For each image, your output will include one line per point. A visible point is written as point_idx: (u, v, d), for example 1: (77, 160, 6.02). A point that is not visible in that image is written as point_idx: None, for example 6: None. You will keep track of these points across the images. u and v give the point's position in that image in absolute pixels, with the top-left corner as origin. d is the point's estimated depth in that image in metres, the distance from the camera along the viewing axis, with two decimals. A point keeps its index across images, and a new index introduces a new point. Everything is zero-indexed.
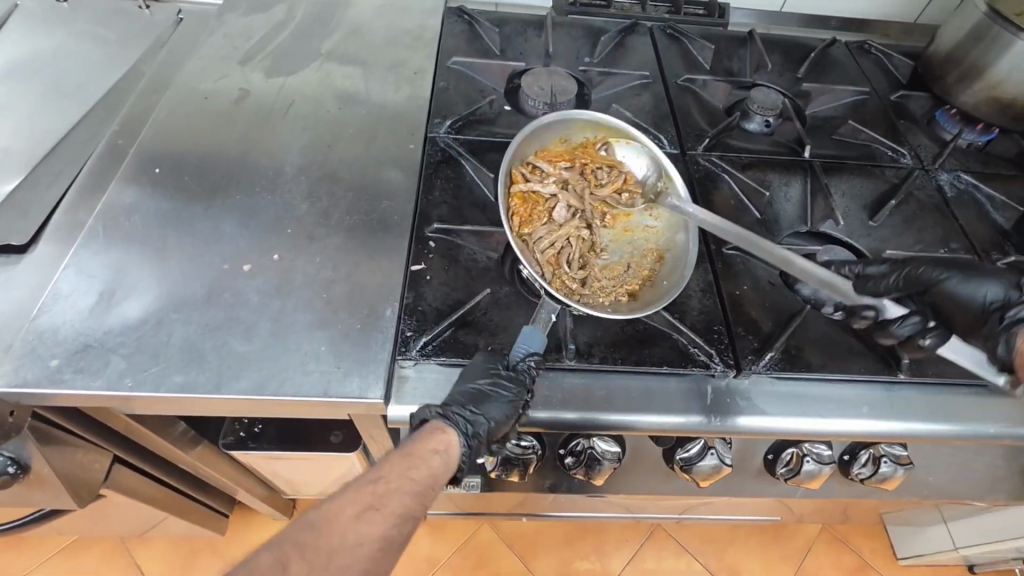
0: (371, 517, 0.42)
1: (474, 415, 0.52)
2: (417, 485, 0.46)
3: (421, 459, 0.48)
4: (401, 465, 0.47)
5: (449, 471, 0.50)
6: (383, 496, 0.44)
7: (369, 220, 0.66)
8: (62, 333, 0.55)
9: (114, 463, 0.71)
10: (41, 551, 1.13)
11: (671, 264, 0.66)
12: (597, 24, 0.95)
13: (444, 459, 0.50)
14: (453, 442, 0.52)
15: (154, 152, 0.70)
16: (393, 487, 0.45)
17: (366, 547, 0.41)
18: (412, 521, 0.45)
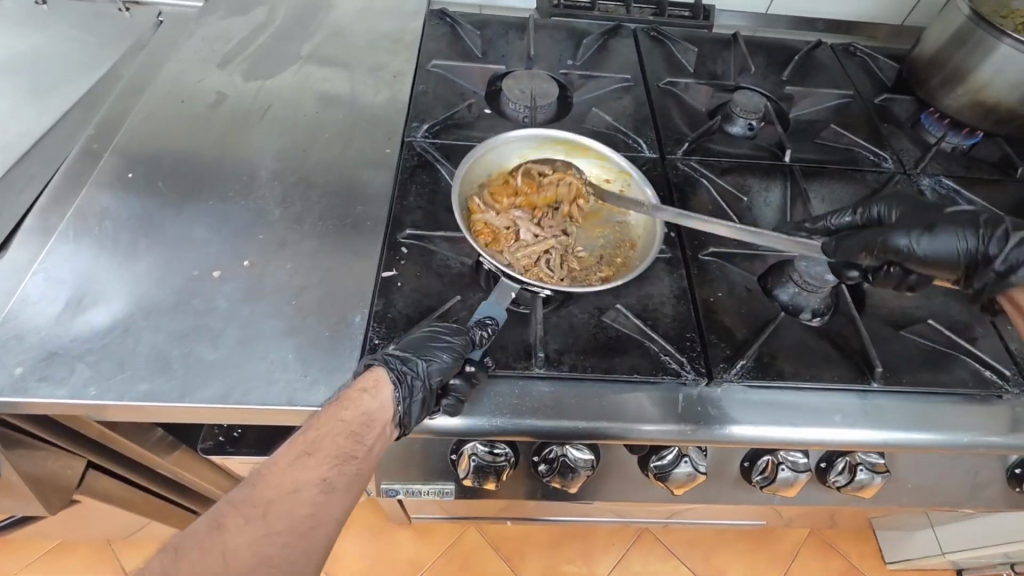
0: (303, 462, 0.47)
1: (412, 355, 0.53)
2: (350, 428, 0.49)
3: (358, 401, 0.51)
4: (334, 412, 0.50)
5: (390, 411, 0.51)
6: (315, 442, 0.48)
7: (343, 226, 0.66)
8: (28, 341, 0.55)
9: (88, 469, 0.71)
10: (26, 554, 1.12)
11: (644, 248, 0.68)
12: (580, 26, 0.95)
13: (378, 399, 0.51)
14: (387, 382, 0.52)
15: (128, 156, 0.70)
16: (325, 432, 0.49)
17: (304, 491, 0.46)
18: (350, 460, 0.48)
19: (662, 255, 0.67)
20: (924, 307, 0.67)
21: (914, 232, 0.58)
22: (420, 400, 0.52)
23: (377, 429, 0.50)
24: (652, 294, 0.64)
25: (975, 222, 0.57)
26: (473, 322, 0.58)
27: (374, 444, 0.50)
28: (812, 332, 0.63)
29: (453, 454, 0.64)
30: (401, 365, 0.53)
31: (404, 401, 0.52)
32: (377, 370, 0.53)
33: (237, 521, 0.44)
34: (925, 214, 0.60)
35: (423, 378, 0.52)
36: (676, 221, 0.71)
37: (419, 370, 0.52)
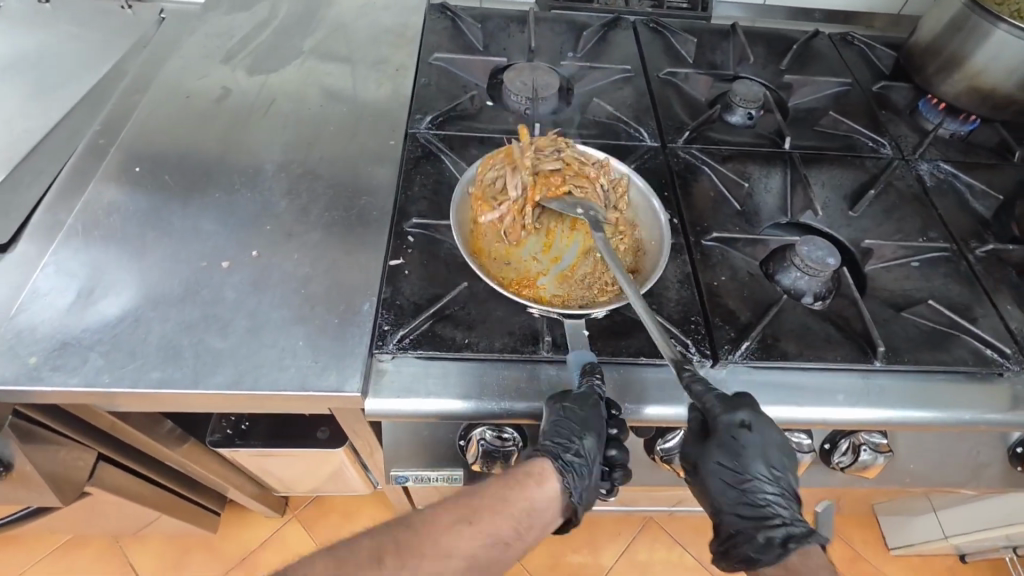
0: (463, 529, 0.49)
1: (568, 439, 0.52)
2: (513, 512, 0.50)
3: (524, 486, 0.52)
4: (503, 489, 0.52)
5: (564, 502, 0.53)
6: (477, 512, 0.50)
7: (349, 217, 0.67)
8: (40, 331, 0.55)
9: (99, 461, 0.71)
10: (34, 551, 1.12)
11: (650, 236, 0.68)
12: (580, 19, 0.96)
13: (547, 491, 0.52)
14: (554, 474, 0.53)
15: (134, 151, 0.70)
16: (488, 507, 0.50)
17: (453, 560, 0.47)
18: (501, 546, 0.49)
19: None
20: (924, 289, 0.68)
21: (696, 456, 0.54)
22: (588, 480, 0.54)
23: (540, 520, 0.51)
24: (656, 278, 0.64)
25: (733, 491, 0.53)
26: (578, 379, 0.54)
27: (534, 532, 0.51)
28: (814, 314, 0.64)
29: (460, 439, 0.62)
30: (565, 455, 0.52)
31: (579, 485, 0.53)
32: (544, 462, 0.53)
33: (394, 560, 0.46)
34: (703, 451, 0.53)
35: (587, 459, 0.53)
36: (678, 208, 0.71)
37: (584, 454, 0.53)
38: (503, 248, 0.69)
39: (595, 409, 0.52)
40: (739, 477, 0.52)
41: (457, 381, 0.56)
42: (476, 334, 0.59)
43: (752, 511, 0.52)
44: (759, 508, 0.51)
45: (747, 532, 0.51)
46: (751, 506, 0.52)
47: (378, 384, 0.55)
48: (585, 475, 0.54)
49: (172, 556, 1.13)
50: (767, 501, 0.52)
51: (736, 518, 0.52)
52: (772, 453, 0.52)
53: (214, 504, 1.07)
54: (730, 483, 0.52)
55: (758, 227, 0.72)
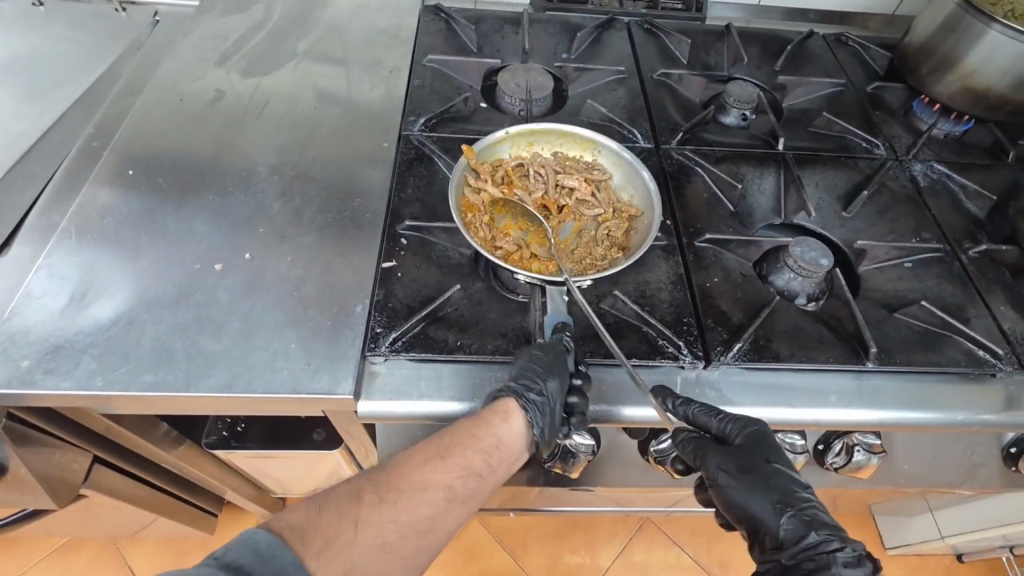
0: (438, 466, 0.48)
1: (533, 379, 0.53)
2: (483, 446, 0.51)
3: (491, 423, 0.52)
4: (469, 430, 0.51)
5: (522, 436, 0.54)
6: (448, 448, 0.50)
7: (342, 219, 0.67)
8: (33, 334, 0.55)
9: (94, 464, 0.71)
10: (31, 554, 1.12)
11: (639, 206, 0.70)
12: (574, 20, 0.96)
13: (510, 428, 0.53)
14: (519, 411, 0.54)
15: (128, 153, 0.70)
16: (458, 441, 0.50)
17: (430, 492, 0.47)
18: (474, 477, 0.50)
19: (658, 242, 0.68)
20: (917, 289, 0.68)
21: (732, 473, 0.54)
22: (548, 419, 0.56)
23: (505, 451, 0.52)
24: (649, 281, 0.64)
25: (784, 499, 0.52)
26: (549, 334, 0.58)
27: (501, 466, 0.52)
28: (807, 315, 0.64)
29: None
30: (528, 394, 0.53)
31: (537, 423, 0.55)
32: (506, 400, 0.53)
33: (371, 497, 0.45)
34: (759, 455, 0.53)
35: (549, 399, 0.54)
36: (672, 209, 0.71)
37: (546, 395, 0.53)
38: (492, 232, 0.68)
39: (559, 355, 0.55)
40: (788, 484, 0.52)
41: (450, 383, 0.56)
42: (469, 336, 0.59)
43: (816, 518, 0.50)
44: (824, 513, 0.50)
45: (823, 536, 0.48)
46: (816, 511, 0.50)
47: (371, 386, 0.55)
48: (546, 412, 0.55)
49: (170, 559, 1.13)
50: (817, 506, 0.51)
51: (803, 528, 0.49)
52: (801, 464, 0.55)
53: (211, 505, 1.07)
54: (791, 487, 0.52)
55: (751, 228, 0.72)
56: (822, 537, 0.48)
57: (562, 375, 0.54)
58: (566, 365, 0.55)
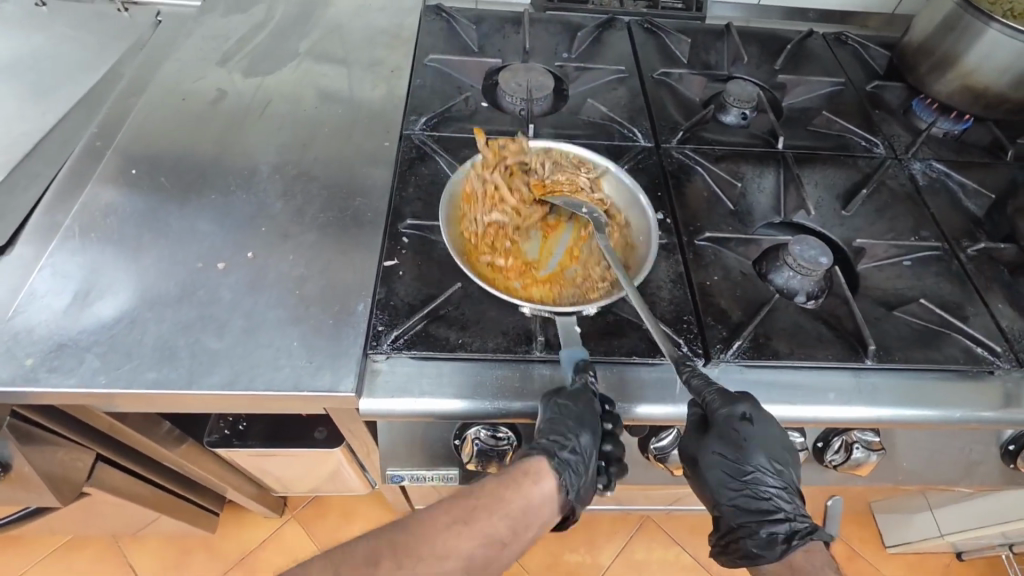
0: (460, 531, 0.46)
1: (566, 437, 0.52)
2: (508, 511, 0.48)
3: (521, 483, 0.51)
4: (501, 487, 0.50)
5: (557, 500, 0.52)
6: (474, 513, 0.47)
7: (343, 217, 0.68)
8: (37, 333, 0.56)
9: (97, 462, 0.72)
10: (34, 552, 1.13)
11: (637, 224, 0.70)
12: (575, 20, 0.96)
13: (542, 489, 0.51)
14: (553, 472, 0.52)
15: (131, 153, 0.71)
16: (485, 506, 0.48)
17: (451, 561, 0.44)
18: (496, 545, 0.47)
19: (658, 240, 0.68)
20: (916, 288, 0.68)
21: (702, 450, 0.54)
22: (583, 477, 0.54)
23: (534, 520, 0.49)
24: (649, 279, 0.65)
25: (733, 484, 0.54)
26: (572, 374, 0.55)
27: (529, 532, 0.49)
28: (806, 313, 0.65)
29: (455, 438, 0.62)
30: (562, 452, 0.53)
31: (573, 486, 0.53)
32: (539, 460, 0.53)
33: (389, 565, 0.43)
34: (704, 446, 0.54)
35: (583, 457, 0.54)
36: (671, 208, 0.72)
37: (580, 450, 0.53)
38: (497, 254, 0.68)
39: (590, 406, 0.53)
40: (743, 472, 0.53)
41: (451, 381, 0.57)
42: (470, 334, 0.59)
43: (755, 505, 0.53)
44: (761, 501, 0.53)
45: (750, 527, 0.53)
46: (752, 499, 0.54)
47: (372, 384, 0.56)
48: (580, 473, 0.54)
49: (172, 557, 1.14)
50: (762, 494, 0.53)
51: (736, 514, 0.54)
52: (774, 446, 0.53)
53: (213, 503, 1.07)
54: (731, 475, 0.54)
55: (751, 227, 0.72)
56: (744, 526, 0.53)
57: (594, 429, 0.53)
58: (597, 412, 0.54)
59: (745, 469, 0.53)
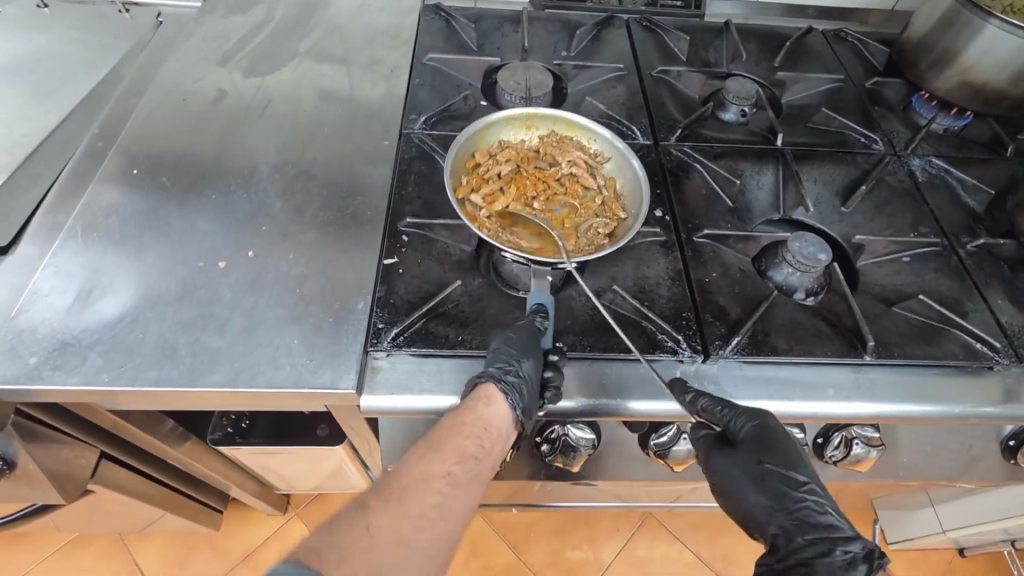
0: (431, 456, 0.48)
1: (510, 361, 0.54)
2: (472, 431, 0.51)
3: (474, 408, 0.52)
4: (456, 418, 0.51)
5: (509, 417, 0.53)
6: (437, 439, 0.49)
7: (343, 216, 0.68)
8: (41, 332, 0.56)
9: (101, 460, 0.72)
10: (39, 550, 1.13)
11: (629, 196, 0.71)
12: (574, 18, 0.96)
13: (496, 411, 0.53)
14: (500, 394, 0.53)
15: (133, 153, 0.71)
16: (446, 431, 0.50)
17: (433, 483, 0.46)
18: (473, 461, 0.49)
19: (657, 238, 0.68)
20: (915, 284, 0.68)
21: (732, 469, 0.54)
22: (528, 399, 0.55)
23: (496, 434, 0.52)
24: (648, 276, 0.65)
25: (788, 496, 0.51)
26: (528, 314, 0.59)
27: (494, 447, 0.51)
28: (805, 309, 0.65)
29: None
30: (506, 375, 0.53)
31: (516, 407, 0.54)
32: (487, 385, 0.53)
33: (379, 502, 0.44)
34: (754, 454, 0.53)
35: (526, 379, 0.54)
36: (670, 205, 0.72)
37: (524, 375, 0.54)
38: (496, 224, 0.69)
39: (532, 335, 0.56)
40: (787, 484, 0.51)
41: (450, 378, 0.57)
42: (470, 331, 0.59)
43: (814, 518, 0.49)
44: (821, 513, 0.49)
45: (816, 540, 0.48)
46: (812, 512, 0.49)
47: (373, 381, 0.56)
48: (525, 394, 0.55)
49: (176, 555, 1.15)
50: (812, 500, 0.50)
51: (799, 531, 0.49)
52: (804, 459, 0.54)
53: (217, 502, 1.08)
54: (785, 486, 0.51)
55: (750, 224, 0.73)
56: (810, 539, 0.48)
57: (535, 355, 0.55)
58: (540, 345, 0.56)
59: (799, 479, 0.51)
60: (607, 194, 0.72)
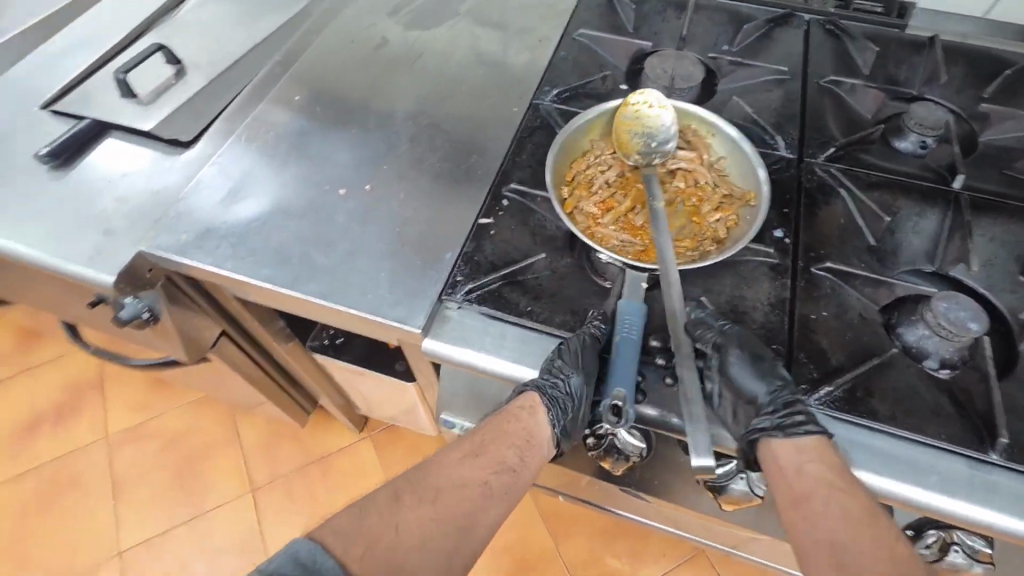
0: (472, 462, 0.54)
1: (559, 371, 0.55)
2: (513, 439, 0.56)
3: (520, 416, 0.56)
4: (499, 424, 0.56)
5: (550, 434, 0.57)
6: (482, 445, 0.55)
7: (456, 170, 0.71)
8: (195, 216, 0.67)
9: (222, 337, 0.84)
10: (172, 400, 1.37)
11: (744, 179, 0.67)
12: (746, 11, 0.89)
13: (538, 422, 0.56)
14: (544, 407, 0.55)
15: (298, 83, 0.81)
16: (490, 436, 0.55)
17: (468, 488, 0.52)
18: (509, 472, 0.54)
19: (769, 259, 0.62)
20: None
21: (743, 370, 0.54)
22: (569, 419, 0.57)
23: (537, 446, 0.56)
24: (744, 296, 0.60)
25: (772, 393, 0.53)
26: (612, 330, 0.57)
27: (533, 460, 0.56)
28: (929, 380, 0.55)
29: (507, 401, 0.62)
30: (552, 391, 0.55)
31: (557, 423, 0.57)
32: (532, 395, 0.56)
33: (412, 500, 0.50)
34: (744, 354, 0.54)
35: (573, 396, 0.55)
36: (796, 228, 0.64)
37: (570, 392, 0.55)
38: (612, 224, 0.66)
39: (591, 347, 0.55)
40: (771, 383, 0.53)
41: (511, 345, 0.58)
42: (541, 305, 0.59)
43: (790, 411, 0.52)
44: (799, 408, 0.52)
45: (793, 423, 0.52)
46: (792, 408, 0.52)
47: (440, 327, 0.59)
48: (568, 412, 0.57)
49: (269, 438, 1.32)
50: (800, 423, 0.51)
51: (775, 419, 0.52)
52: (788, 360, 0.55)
53: (306, 402, 1.21)
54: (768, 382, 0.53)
55: (891, 269, 0.62)
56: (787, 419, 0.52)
57: (586, 368, 0.55)
58: (599, 360, 0.56)
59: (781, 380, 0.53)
60: (722, 183, 0.68)
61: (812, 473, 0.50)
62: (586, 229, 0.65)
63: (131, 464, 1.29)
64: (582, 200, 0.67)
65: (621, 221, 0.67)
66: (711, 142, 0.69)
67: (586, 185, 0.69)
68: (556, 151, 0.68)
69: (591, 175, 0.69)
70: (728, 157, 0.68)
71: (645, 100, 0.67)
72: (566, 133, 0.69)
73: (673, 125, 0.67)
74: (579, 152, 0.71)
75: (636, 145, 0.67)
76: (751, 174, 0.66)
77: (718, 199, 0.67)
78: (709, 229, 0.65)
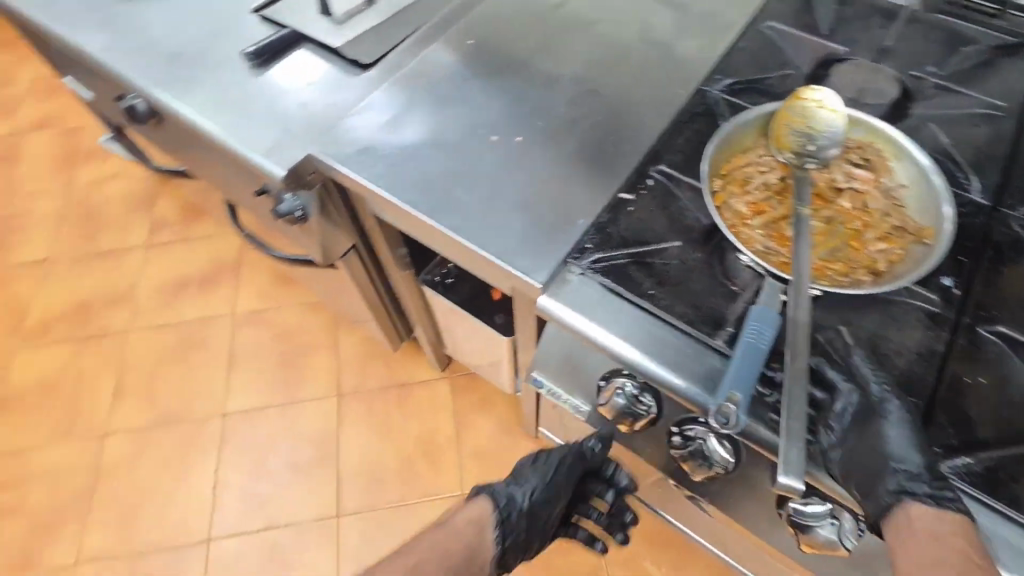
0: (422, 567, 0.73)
1: (502, 496, 0.76)
2: (455, 545, 0.75)
3: (464, 523, 0.77)
4: (448, 530, 0.76)
5: (490, 540, 0.76)
6: (425, 553, 0.75)
7: (607, 140, 0.71)
8: (360, 133, 0.73)
9: (351, 250, 0.91)
10: (287, 297, 1.51)
11: (921, 214, 0.61)
12: (969, 32, 0.78)
13: (480, 531, 0.76)
14: (489, 519, 0.76)
15: (473, 27, 0.83)
16: (440, 539, 0.76)
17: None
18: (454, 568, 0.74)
19: (928, 305, 0.56)
20: None
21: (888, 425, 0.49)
22: (512, 530, 0.75)
23: (477, 553, 0.75)
24: (890, 336, 0.55)
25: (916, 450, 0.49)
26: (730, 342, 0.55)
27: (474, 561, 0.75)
28: None
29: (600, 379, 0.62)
30: (496, 508, 0.76)
31: (498, 534, 0.75)
32: (481, 504, 0.77)
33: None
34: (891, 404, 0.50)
35: (515, 511, 0.75)
36: (970, 279, 0.57)
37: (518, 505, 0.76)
38: (761, 226, 0.62)
39: (571, 468, 0.74)
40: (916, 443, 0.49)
41: (624, 322, 0.58)
42: (664, 291, 0.58)
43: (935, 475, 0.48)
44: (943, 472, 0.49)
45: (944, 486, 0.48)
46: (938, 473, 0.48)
47: (560, 287, 0.60)
48: (509, 530, 0.75)
49: (359, 354, 1.42)
50: (952, 497, 0.47)
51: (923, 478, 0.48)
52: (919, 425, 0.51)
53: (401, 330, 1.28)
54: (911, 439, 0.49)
55: None
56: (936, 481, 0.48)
57: (522, 502, 0.75)
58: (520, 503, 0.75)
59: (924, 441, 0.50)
60: (895, 212, 0.62)
61: (954, 545, 0.45)
62: (732, 225, 0.62)
63: (245, 342, 1.45)
64: (733, 195, 0.64)
65: (771, 226, 0.62)
66: (893, 167, 0.64)
67: (742, 181, 0.65)
68: (718, 140, 0.66)
69: (750, 173, 0.66)
70: (909, 186, 0.63)
71: (820, 99, 0.62)
72: (734, 123, 0.66)
73: (840, 125, 0.61)
74: (742, 148, 0.68)
75: (793, 142, 0.61)
76: (932, 210, 0.60)
77: (885, 228, 0.61)
78: (867, 257, 0.60)
